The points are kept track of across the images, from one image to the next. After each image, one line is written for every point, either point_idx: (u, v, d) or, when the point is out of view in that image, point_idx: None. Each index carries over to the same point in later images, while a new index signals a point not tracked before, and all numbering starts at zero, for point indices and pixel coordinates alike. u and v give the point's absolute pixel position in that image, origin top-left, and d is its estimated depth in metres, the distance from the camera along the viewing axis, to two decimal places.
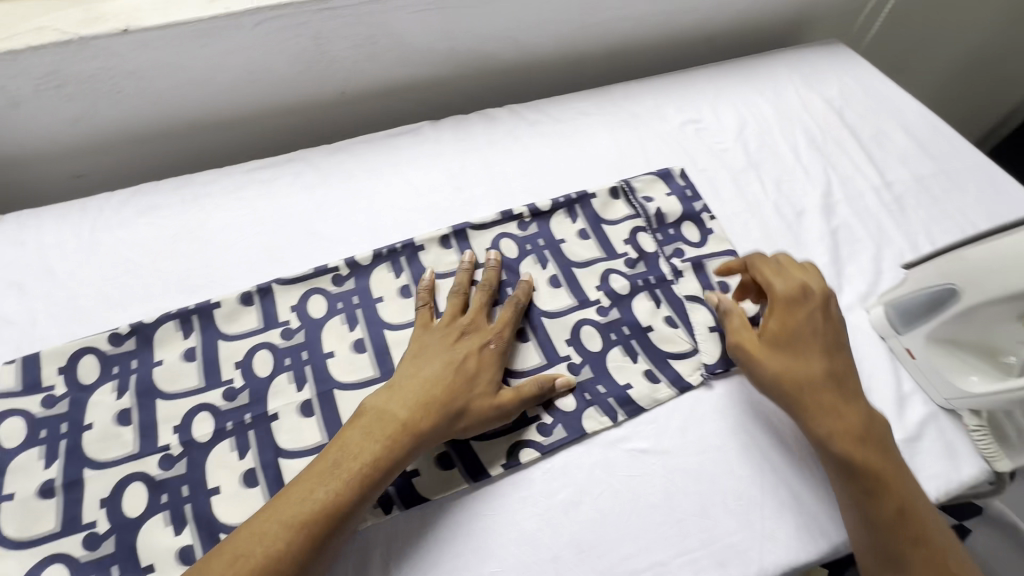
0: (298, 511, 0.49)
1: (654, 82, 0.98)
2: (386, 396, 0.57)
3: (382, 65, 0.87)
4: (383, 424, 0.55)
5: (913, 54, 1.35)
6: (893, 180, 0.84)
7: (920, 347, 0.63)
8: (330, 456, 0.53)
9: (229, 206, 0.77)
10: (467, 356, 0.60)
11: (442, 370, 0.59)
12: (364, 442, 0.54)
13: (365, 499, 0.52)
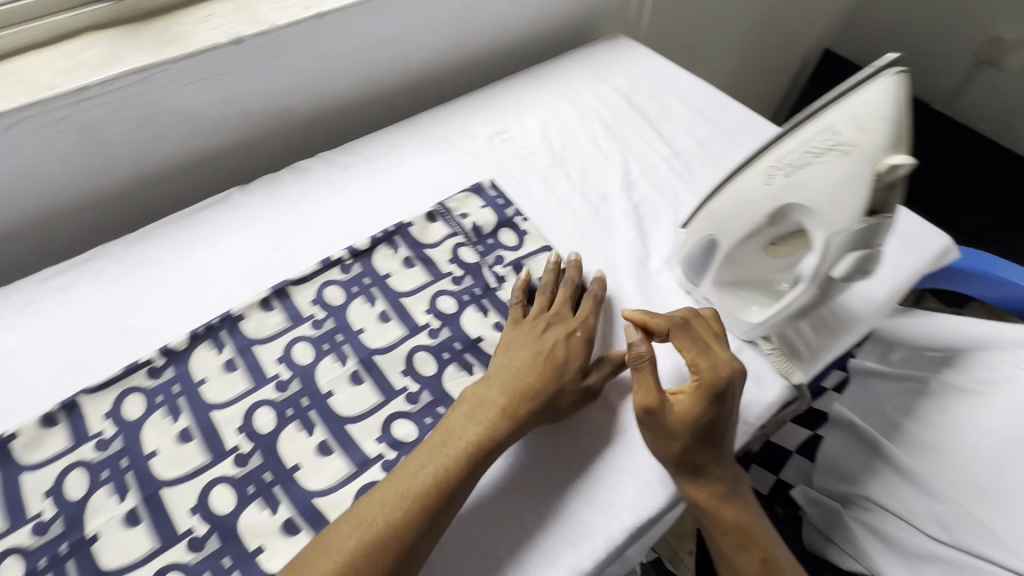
0: (349, 544, 0.50)
1: (460, 102, 1.02)
2: (463, 410, 0.60)
3: (172, 141, 0.84)
4: (451, 436, 0.58)
5: (699, 31, 1.50)
6: (680, 149, 0.94)
7: (712, 293, 0.70)
8: (378, 489, 0.54)
9: (19, 324, 0.71)
10: (553, 346, 0.65)
11: (515, 367, 0.63)
12: (430, 459, 0.56)
13: (445, 511, 0.54)
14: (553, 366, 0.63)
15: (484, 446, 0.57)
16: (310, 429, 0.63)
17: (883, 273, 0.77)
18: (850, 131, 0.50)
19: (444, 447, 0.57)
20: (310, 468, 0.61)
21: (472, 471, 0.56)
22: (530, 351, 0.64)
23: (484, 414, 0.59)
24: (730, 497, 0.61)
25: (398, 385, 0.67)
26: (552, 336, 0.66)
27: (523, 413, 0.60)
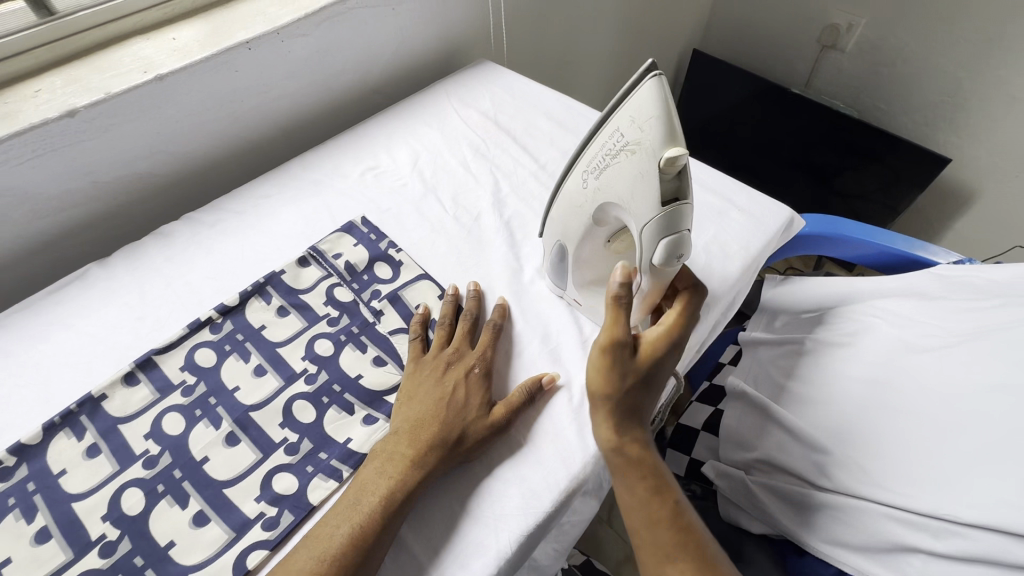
0: None
1: (331, 144, 1.03)
2: (374, 466, 0.61)
3: (13, 224, 0.80)
4: (364, 491, 0.58)
5: (569, 47, 1.59)
6: (546, 162, 0.98)
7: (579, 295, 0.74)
8: (295, 558, 0.54)
9: None
10: (455, 386, 0.66)
11: (419, 413, 0.64)
12: (343, 518, 0.56)
13: (363, 565, 0.54)
14: (453, 405, 0.64)
15: (396, 496, 0.58)
16: (183, 502, 0.61)
17: (735, 251, 0.84)
18: (633, 132, 0.56)
19: (364, 502, 0.57)
20: (183, 543, 0.58)
21: (388, 521, 0.56)
22: (431, 393, 0.66)
23: (394, 465, 0.60)
24: (644, 446, 0.64)
25: (277, 438, 0.65)
26: (452, 375, 0.67)
27: (431, 456, 0.60)
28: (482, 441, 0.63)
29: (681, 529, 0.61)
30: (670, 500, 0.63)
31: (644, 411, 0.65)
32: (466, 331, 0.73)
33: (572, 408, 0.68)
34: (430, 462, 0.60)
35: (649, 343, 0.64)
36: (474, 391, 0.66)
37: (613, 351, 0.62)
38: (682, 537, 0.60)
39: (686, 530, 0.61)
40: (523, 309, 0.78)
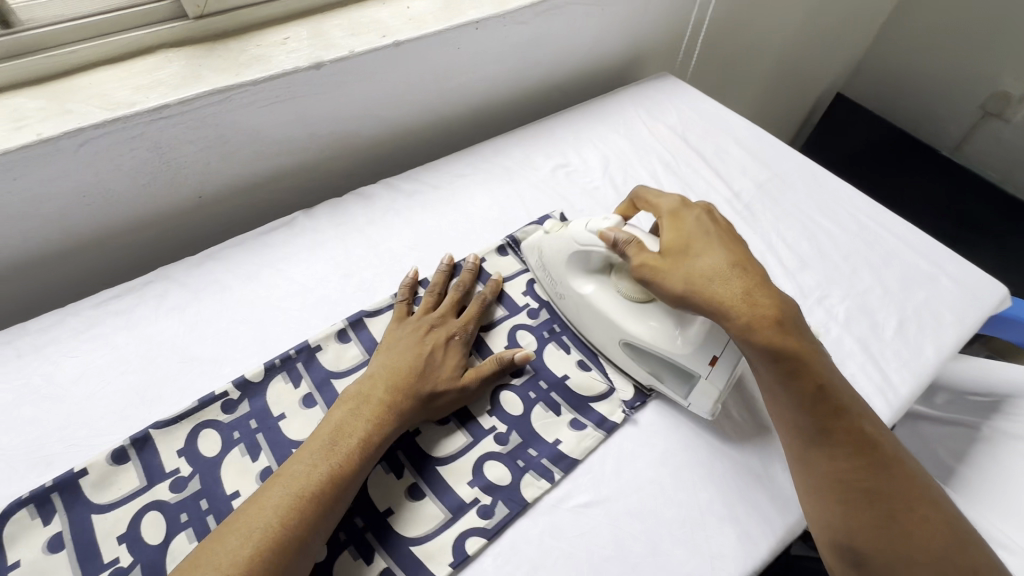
0: (258, 528, 0.49)
1: (519, 134, 1.02)
2: (345, 410, 0.59)
3: (239, 162, 0.82)
4: (317, 453, 0.55)
5: (731, 73, 1.54)
6: (740, 190, 0.95)
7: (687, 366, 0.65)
8: (243, 514, 0.51)
9: (80, 351, 0.67)
10: (434, 346, 0.66)
11: (386, 368, 0.63)
12: (304, 472, 0.54)
13: (338, 499, 0.54)
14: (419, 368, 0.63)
15: (349, 463, 0.55)
16: (399, 471, 0.61)
17: (949, 321, 0.79)
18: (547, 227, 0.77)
19: (263, 493, 0.52)
20: (402, 513, 0.58)
21: (344, 482, 0.54)
22: (376, 367, 0.64)
23: (349, 430, 0.57)
24: (788, 329, 0.55)
25: (486, 425, 0.65)
26: (433, 337, 0.67)
27: (402, 411, 0.60)
28: (428, 412, 0.63)
29: (862, 457, 0.54)
30: (846, 421, 0.56)
31: (777, 299, 0.57)
32: (435, 303, 0.72)
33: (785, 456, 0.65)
34: (369, 443, 0.57)
35: (673, 249, 0.62)
36: (452, 357, 0.66)
37: (653, 270, 0.62)
38: (867, 468, 0.54)
39: (866, 454, 0.55)
40: None
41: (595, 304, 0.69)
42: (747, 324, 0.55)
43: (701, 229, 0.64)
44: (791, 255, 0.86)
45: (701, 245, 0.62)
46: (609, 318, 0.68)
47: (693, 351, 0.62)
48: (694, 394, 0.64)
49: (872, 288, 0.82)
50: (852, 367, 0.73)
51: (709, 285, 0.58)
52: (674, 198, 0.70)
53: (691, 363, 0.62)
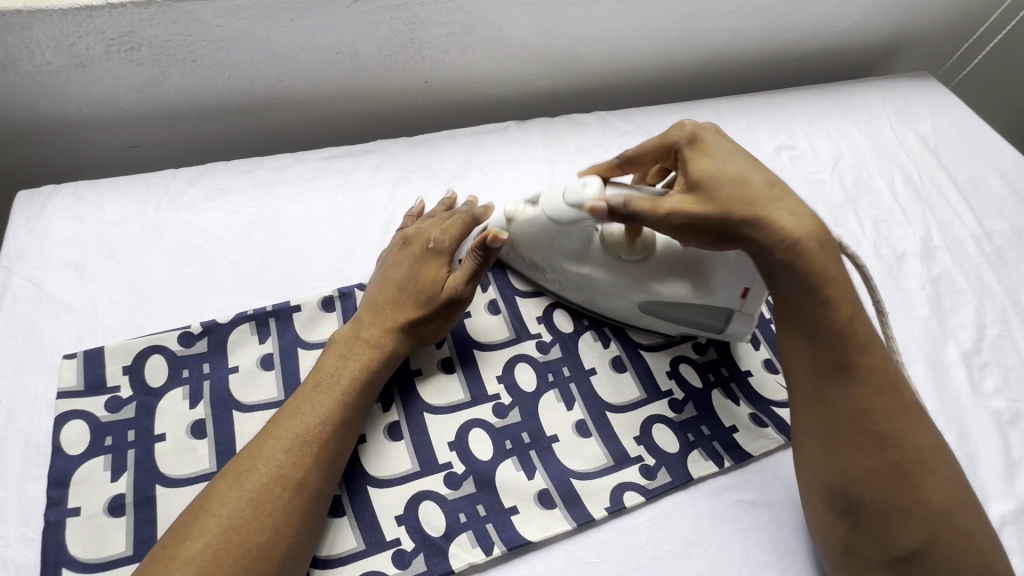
0: (258, 468, 0.47)
1: (747, 101, 0.92)
2: (334, 349, 0.56)
3: (471, 57, 0.80)
4: (327, 373, 0.54)
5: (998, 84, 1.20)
6: (992, 230, 0.81)
7: (734, 302, 0.59)
8: (258, 436, 0.50)
9: (303, 197, 0.71)
10: (411, 268, 0.59)
11: (370, 303, 0.59)
12: (309, 397, 0.52)
13: (335, 436, 0.51)
14: (417, 281, 0.58)
15: (360, 379, 0.54)
16: (569, 403, 0.60)
17: None
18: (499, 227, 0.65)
19: (276, 415, 0.51)
20: (567, 443, 0.58)
21: (356, 401, 0.53)
22: (376, 281, 0.60)
23: (356, 348, 0.55)
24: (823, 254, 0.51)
25: (662, 388, 0.62)
26: (409, 256, 0.60)
27: (390, 345, 0.56)
28: (441, 325, 0.59)
29: (884, 396, 0.49)
30: (869, 366, 0.49)
31: (811, 232, 0.51)
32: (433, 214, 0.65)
33: None
34: (356, 381, 0.53)
35: (703, 177, 0.53)
36: (431, 267, 0.59)
37: (685, 213, 0.52)
38: (883, 411, 0.48)
39: (882, 410, 0.48)
40: (945, 384, 0.66)
41: (600, 278, 0.61)
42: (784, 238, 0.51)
43: (728, 149, 0.55)
44: None
45: (732, 163, 0.53)
46: (620, 284, 0.61)
47: (726, 288, 0.59)
48: (730, 325, 0.62)
49: None
50: None
51: (753, 207, 0.51)
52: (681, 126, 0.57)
53: (721, 301, 0.59)
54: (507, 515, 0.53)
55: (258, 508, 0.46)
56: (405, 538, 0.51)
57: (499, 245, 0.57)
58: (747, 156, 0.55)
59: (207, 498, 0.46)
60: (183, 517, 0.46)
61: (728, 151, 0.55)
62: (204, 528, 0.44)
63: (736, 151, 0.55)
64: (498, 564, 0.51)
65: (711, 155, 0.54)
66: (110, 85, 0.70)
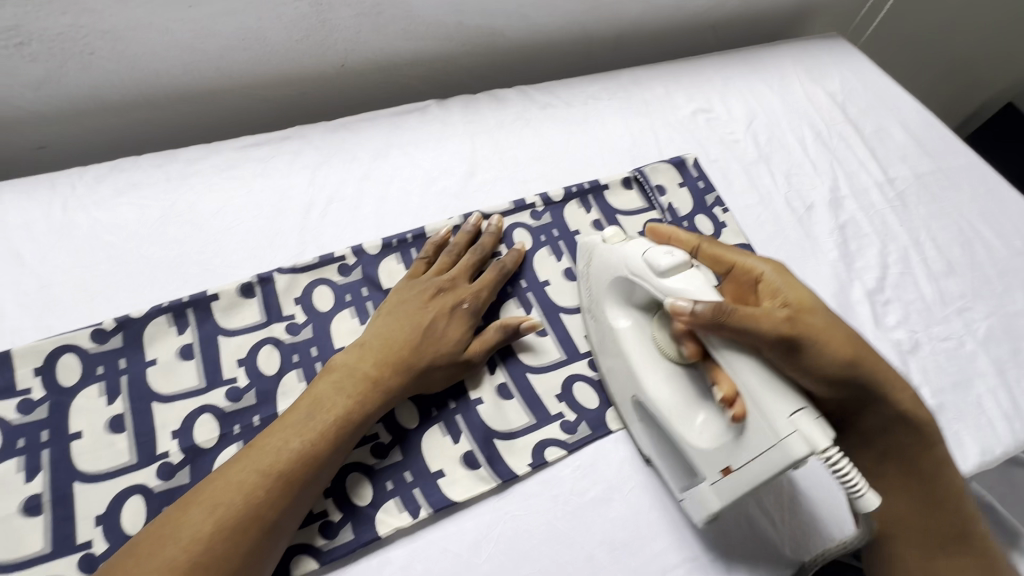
0: (234, 502, 0.45)
1: (664, 68, 0.95)
2: (331, 380, 0.54)
3: (385, 38, 0.80)
4: (319, 407, 0.52)
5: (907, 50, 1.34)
6: (895, 177, 0.86)
7: (711, 472, 0.50)
8: (236, 464, 0.47)
9: (219, 188, 0.70)
10: (436, 316, 0.59)
11: (381, 338, 0.57)
12: (294, 431, 0.50)
13: (317, 477, 0.49)
14: (440, 336, 0.58)
15: (351, 422, 0.52)
16: (492, 367, 0.61)
17: None
18: (588, 297, 0.63)
19: (257, 442, 0.49)
20: (490, 406, 0.59)
21: (343, 442, 0.51)
22: (398, 320, 0.58)
23: (353, 385, 0.53)
24: (842, 335, 0.51)
25: (583, 348, 0.64)
26: (437, 305, 0.60)
27: (392, 387, 0.55)
28: (449, 377, 0.58)
29: (912, 483, 0.56)
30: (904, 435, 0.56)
31: (816, 333, 0.49)
32: (472, 266, 0.65)
33: None
34: (348, 422, 0.52)
35: (806, 310, 0.51)
36: (457, 326, 0.60)
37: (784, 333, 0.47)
38: (913, 484, 0.56)
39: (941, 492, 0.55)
40: (852, 322, 0.70)
41: (625, 345, 0.57)
42: (818, 356, 0.49)
43: (773, 276, 0.53)
44: (938, 258, 0.78)
45: (792, 291, 0.52)
46: (630, 363, 0.56)
47: (708, 451, 0.50)
48: (691, 493, 0.53)
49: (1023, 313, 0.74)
50: (982, 387, 0.67)
51: (800, 333, 0.48)
52: (765, 257, 0.55)
53: (700, 462, 0.51)
54: (434, 478, 0.54)
55: (228, 549, 0.44)
56: (333, 508, 0.52)
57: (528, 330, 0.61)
58: (790, 278, 0.54)
59: (170, 521, 0.44)
60: (142, 537, 0.44)
61: (780, 286, 0.53)
62: (164, 552, 0.42)
63: (774, 283, 0.53)
64: (426, 525, 0.53)
65: (778, 287, 0.53)
66: (3, 83, 0.67)
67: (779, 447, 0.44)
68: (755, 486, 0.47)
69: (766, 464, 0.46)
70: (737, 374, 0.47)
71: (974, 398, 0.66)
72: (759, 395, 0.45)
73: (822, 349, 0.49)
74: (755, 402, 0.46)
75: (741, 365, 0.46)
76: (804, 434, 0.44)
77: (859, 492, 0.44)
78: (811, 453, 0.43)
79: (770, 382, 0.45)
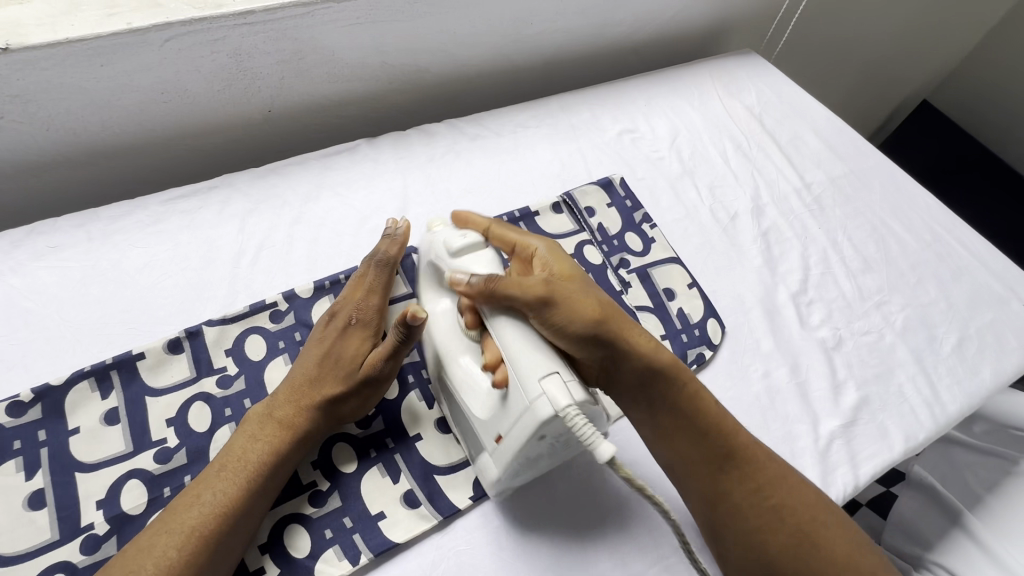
0: (146, 566, 0.45)
1: (590, 92, 0.98)
2: (244, 430, 0.54)
3: (310, 82, 0.81)
4: (230, 458, 0.52)
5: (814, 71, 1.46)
6: (811, 182, 0.91)
7: (489, 433, 0.53)
8: (150, 528, 0.47)
9: (144, 243, 0.69)
10: (334, 347, 0.58)
11: (286, 381, 0.57)
12: (208, 485, 0.50)
13: (235, 530, 0.49)
14: (337, 364, 0.57)
15: (263, 466, 0.51)
16: (430, 402, 0.61)
17: (1013, 346, 0.76)
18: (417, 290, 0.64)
19: (173, 504, 0.49)
20: (429, 441, 0.59)
21: (261, 488, 0.51)
22: (301, 359, 0.58)
23: (263, 430, 0.53)
24: (607, 303, 0.55)
25: None
26: (332, 335, 0.59)
27: (302, 426, 0.54)
28: (359, 399, 0.57)
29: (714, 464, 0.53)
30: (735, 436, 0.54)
31: (575, 295, 0.53)
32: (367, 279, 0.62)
33: (819, 449, 0.64)
34: (259, 468, 0.51)
35: (567, 279, 0.56)
36: (354, 349, 0.58)
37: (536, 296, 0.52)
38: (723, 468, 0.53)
39: (784, 511, 0.52)
40: (778, 324, 0.73)
41: (432, 329, 0.59)
42: (580, 321, 0.52)
43: (549, 254, 0.58)
44: (855, 255, 0.82)
45: (566, 268, 0.57)
46: (435, 350, 0.58)
47: (486, 418, 0.53)
48: (479, 460, 0.55)
49: (936, 302, 0.79)
50: (902, 376, 0.71)
51: (557, 299, 0.52)
52: (542, 237, 0.60)
53: (482, 432, 0.53)
54: (374, 522, 0.54)
55: None
56: (270, 564, 0.51)
57: (419, 322, 0.54)
58: (565, 257, 0.59)
59: None
60: None
61: (551, 260, 0.57)
62: None
63: (553, 263, 0.57)
64: (368, 570, 0.52)
65: (551, 258, 0.58)
66: None
67: (529, 410, 0.48)
68: (521, 446, 0.49)
69: (523, 426, 0.49)
70: (503, 337, 0.52)
71: (896, 388, 0.70)
72: (516, 358, 0.50)
73: (582, 314, 0.52)
74: (513, 367, 0.50)
75: (507, 329, 0.52)
76: (549, 393, 0.47)
77: (593, 440, 0.45)
78: (557, 412, 0.46)
79: (529, 345, 0.50)
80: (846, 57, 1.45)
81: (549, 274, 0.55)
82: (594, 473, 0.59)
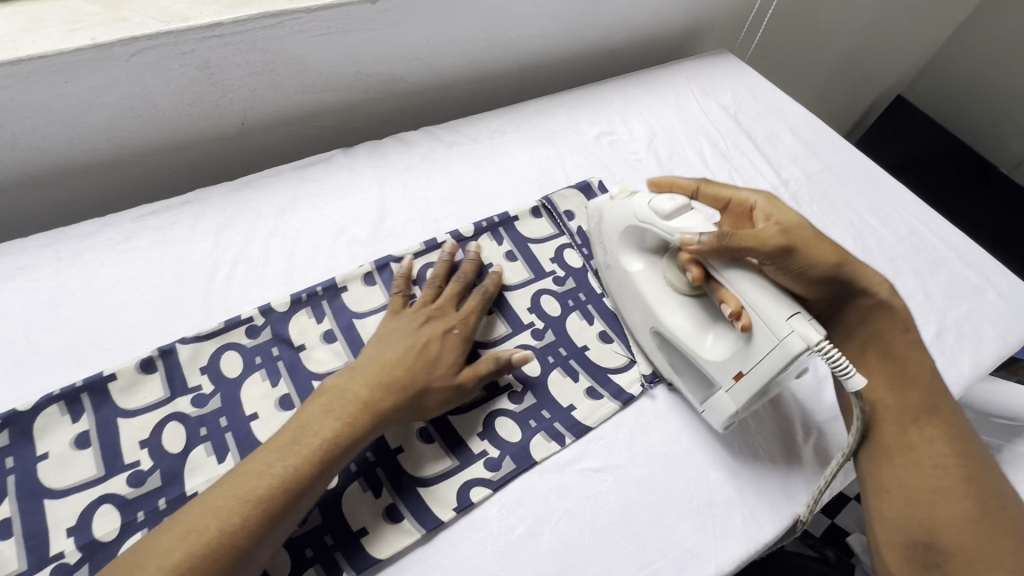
0: (199, 532, 0.45)
1: (567, 96, 0.99)
2: (320, 405, 0.53)
3: (283, 93, 0.80)
4: (302, 433, 0.51)
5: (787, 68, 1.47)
6: (788, 179, 0.91)
7: (722, 371, 0.58)
8: (216, 490, 0.47)
9: (115, 261, 0.68)
10: (428, 340, 0.60)
11: (376, 361, 0.57)
12: (278, 455, 0.49)
13: (293, 509, 0.48)
14: (432, 363, 0.59)
15: (334, 449, 0.51)
16: None
17: (991, 336, 0.77)
18: (601, 252, 0.72)
19: (238, 469, 0.49)
20: (411, 453, 0.58)
21: (327, 471, 0.50)
22: (384, 346, 0.59)
23: (344, 406, 0.53)
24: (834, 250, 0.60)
25: (502, 382, 0.64)
26: (428, 330, 0.61)
27: (380, 414, 0.54)
28: (446, 402, 0.58)
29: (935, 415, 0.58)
30: (892, 404, 0.60)
31: (795, 242, 0.58)
32: (457, 294, 0.66)
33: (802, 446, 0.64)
34: (330, 449, 0.51)
35: (796, 227, 0.60)
36: (449, 351, 0.60)
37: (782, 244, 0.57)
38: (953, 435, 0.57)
39: (973, 488, 0.54)
40: None
41: (638, 282, 0.66)
42: (810, 262, 0.59)
43: (761, 208, 0.64)
44: None
45: (789, 217, 0.62)
46: (644, 299, 0.65)
47: (724, 359, 0.58)
48: (709, 402, 0.61)
49: (913, 294, 0.80)
50: None
51: (738, 245, 0.56)
52: (758, 191, 0.66)
53: (717, 372, 0.59)
54: (356, 539, 0.53)
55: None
56: None
57: (518, 363, 0.62)
58: (781, 206, 0.64)
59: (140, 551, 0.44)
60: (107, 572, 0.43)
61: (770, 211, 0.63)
62: None
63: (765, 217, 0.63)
64: None
65: (768, 211, 0.63)
66: None
67: (780, 345, 0.52)
68: (763, 383, 0.55)
69: (773, 362, 0.53)
70: (738, 288, 0.55)
71: None
72: (758, 304, 0.54)
73: (819, 251, 0.59)
74: (757, 312, 0.54)
75: (740, 277, 0.56)
76: (799, 331, 0.51)
77: (847, 373, 0.50)
78: (807, 347, 0.51)
79: (766, 292, 0.54)
80: (820, 54, 1.47)
81: (779, 223, 0.60)
82: (579, 479, 0.59)
